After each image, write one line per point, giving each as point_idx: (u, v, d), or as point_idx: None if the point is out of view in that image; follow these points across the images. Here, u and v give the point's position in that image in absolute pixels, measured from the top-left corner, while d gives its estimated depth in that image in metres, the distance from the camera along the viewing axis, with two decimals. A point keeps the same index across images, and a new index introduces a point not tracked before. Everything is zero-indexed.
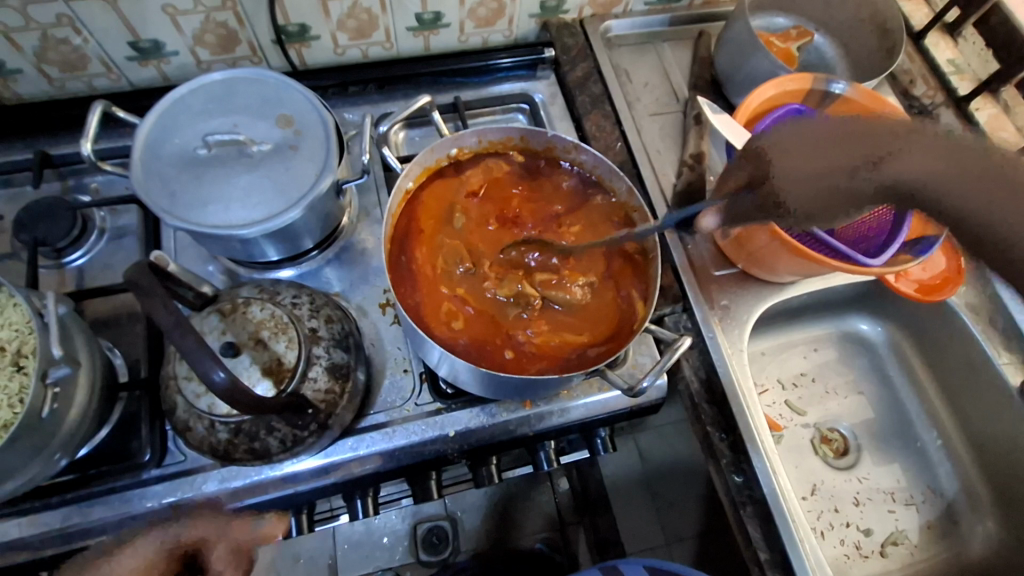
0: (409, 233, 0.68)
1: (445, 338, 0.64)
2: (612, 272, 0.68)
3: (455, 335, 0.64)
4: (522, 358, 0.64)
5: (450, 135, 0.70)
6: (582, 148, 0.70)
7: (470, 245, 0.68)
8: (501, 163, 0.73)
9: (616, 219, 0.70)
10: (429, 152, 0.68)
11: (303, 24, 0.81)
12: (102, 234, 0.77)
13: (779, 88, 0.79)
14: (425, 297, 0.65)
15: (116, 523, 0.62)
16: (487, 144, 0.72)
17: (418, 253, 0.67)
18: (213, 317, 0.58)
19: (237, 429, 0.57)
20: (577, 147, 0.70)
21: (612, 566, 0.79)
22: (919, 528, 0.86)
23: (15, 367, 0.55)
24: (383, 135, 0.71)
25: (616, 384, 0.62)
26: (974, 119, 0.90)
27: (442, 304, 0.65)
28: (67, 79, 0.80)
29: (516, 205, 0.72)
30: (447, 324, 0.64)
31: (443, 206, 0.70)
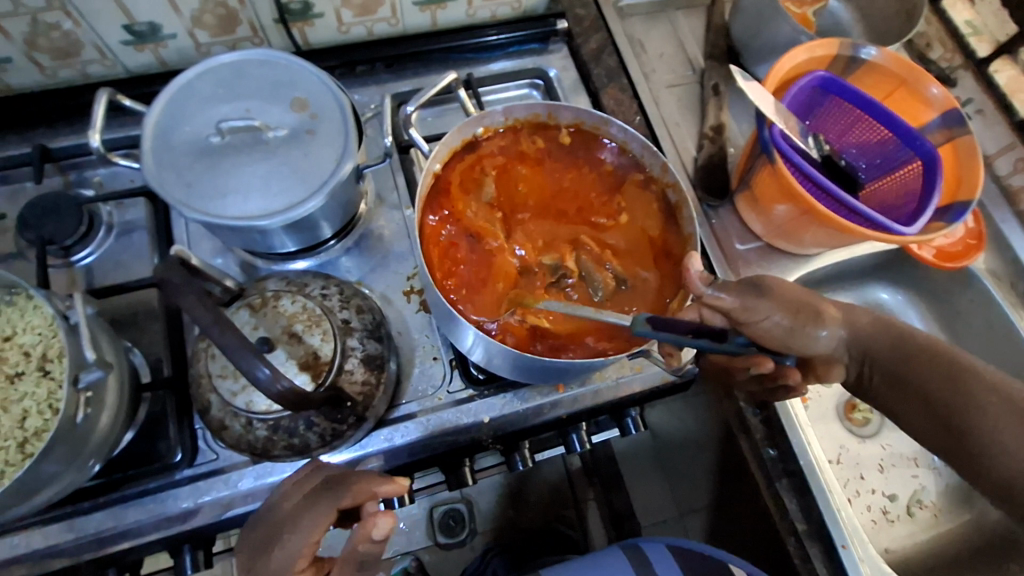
0: (439, 217, 0.67)
1: (484, 323, 0.62)
2: (650, 253, 0.67)
3: (496, 319, 0.62)
4: (564, 342, 0.62)
5: (477, 114, 0.68)
6: (610, 123, 0.68)
7: (500, 229, 0.67)
8: (529, 143, 0.71)
9: (648, 197, 0.69)
10: (456, 132, 0.66)
11: (307, 1, 0.77)
12: (111, 230, 0.74)
13: (809, 53, 0.77)
14: (462, 283, 0.64)
15: (152, 524, 0.61)
16: (513, 123, 0.70)
17: (451, 239, 0.66)
18: (244, 312, 0.56)
19: (276, 426, 0.56)
20: (604, 122, 0.69)
21: (634, 548, 0.82)
22: (940, 491, 0.88)
23: (42, 373, 0.53)
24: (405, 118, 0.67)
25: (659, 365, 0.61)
26: (993, 82, 0.89)
27: (479, 289, 0.64)
28: (60, 66, 0.76)
29: (548, 187, 0.70)
30: (486, 310, 0.63)
31: (474, 191, 0.68)
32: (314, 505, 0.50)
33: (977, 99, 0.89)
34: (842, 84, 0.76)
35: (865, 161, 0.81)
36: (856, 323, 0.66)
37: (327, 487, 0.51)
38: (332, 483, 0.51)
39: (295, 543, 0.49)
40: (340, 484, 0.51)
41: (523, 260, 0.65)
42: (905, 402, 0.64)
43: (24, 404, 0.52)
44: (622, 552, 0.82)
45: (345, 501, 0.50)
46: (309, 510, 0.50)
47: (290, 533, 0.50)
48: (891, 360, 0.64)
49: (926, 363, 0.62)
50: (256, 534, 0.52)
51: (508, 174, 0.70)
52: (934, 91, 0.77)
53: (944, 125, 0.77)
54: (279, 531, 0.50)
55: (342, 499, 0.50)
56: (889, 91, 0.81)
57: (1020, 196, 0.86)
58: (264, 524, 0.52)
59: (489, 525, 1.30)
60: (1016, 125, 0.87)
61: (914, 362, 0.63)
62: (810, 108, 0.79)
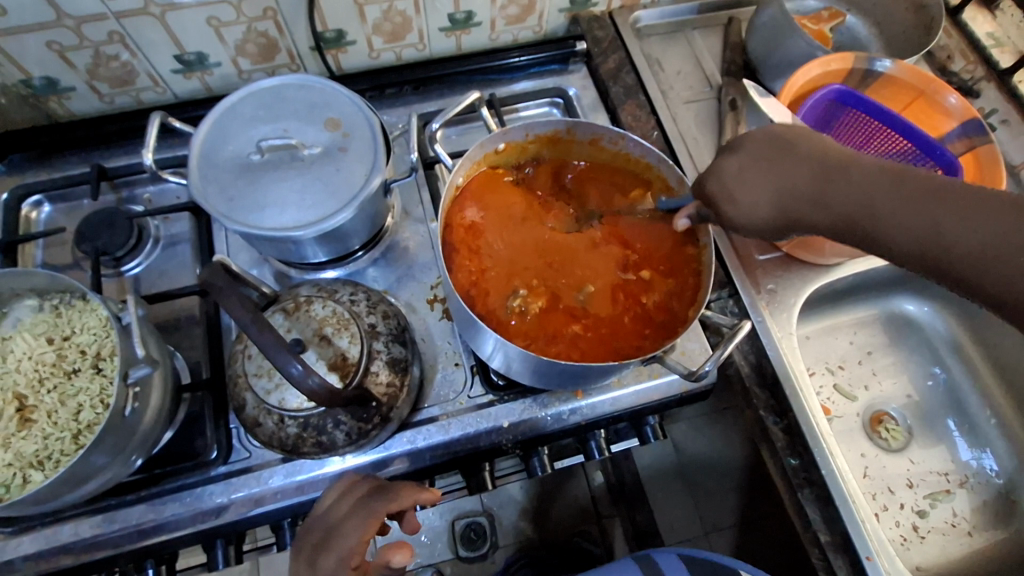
0: (469, 240, 0.69)
1: (534, 340, 0.64)
2: (664, 247, 0.70)
3: (546, 334, 0.65)
4: (613, 347, 0.65)
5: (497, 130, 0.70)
6: (626, 138, 0.70)
7: (510, 242, 0.69)
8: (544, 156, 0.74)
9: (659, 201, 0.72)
10: (479, 146, 0.69)
11: (341, 29, 0.83)
12: (157, 242, 0.79)
13: (824, 67, 0.79)
14: (503, 300, 0.66)
15: (188, 519, 0.65)
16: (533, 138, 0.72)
17: (484, 260, 0.68)
18: (279, 315, 0.60)
19: (306, 423, 0.59)
20: (621, 137, 0.70)
21: (645, 556, 0.81)
22: (974, 509, 0.85)
23: (95, 370, 0.58)
24: (431, 135, 0.70)
25: (676, 371, 0.62)
26: (1017, 92, 0.89)
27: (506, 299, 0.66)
28: (117, 94, 0.83)
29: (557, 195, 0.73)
30: (532, 327, 0.65)
31: (492, 208, 0.71)
32: (366, 507, 0.54)
33: (1001, 109, 0.89)
34: (859, 94, 0.77)
35: None
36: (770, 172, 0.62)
37: (375, 491, 0.55)
38: (378, 488, 0.56)
39: (349, 541, 0.52)
40: (387, 489, 0.55)
41: (562, 271, 0.68)
42: (781, 162, 0.62)
43: (78, 398, 0.56)
44: (635, 563, 0.80)
45: (394, 505, 0.54)
46: (362, 510, 0.54)
47: (343, 530, 0.53)
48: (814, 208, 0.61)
49: (841, 182, 0.60)
50: (311, 538, 0.54)
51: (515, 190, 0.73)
52: (952, 100, 0.78)
53: (965, 135, 0.78)
54: (333, 530, 0.53)
55: (391, 502, 0.54)
56: (907, 103, 0.82)
57: None
58: (319, 526, 0.55)
59: (509, 539, 1.30)
60: None
61: (807, 165, 0.61)
62: (827, 120, 0.80)
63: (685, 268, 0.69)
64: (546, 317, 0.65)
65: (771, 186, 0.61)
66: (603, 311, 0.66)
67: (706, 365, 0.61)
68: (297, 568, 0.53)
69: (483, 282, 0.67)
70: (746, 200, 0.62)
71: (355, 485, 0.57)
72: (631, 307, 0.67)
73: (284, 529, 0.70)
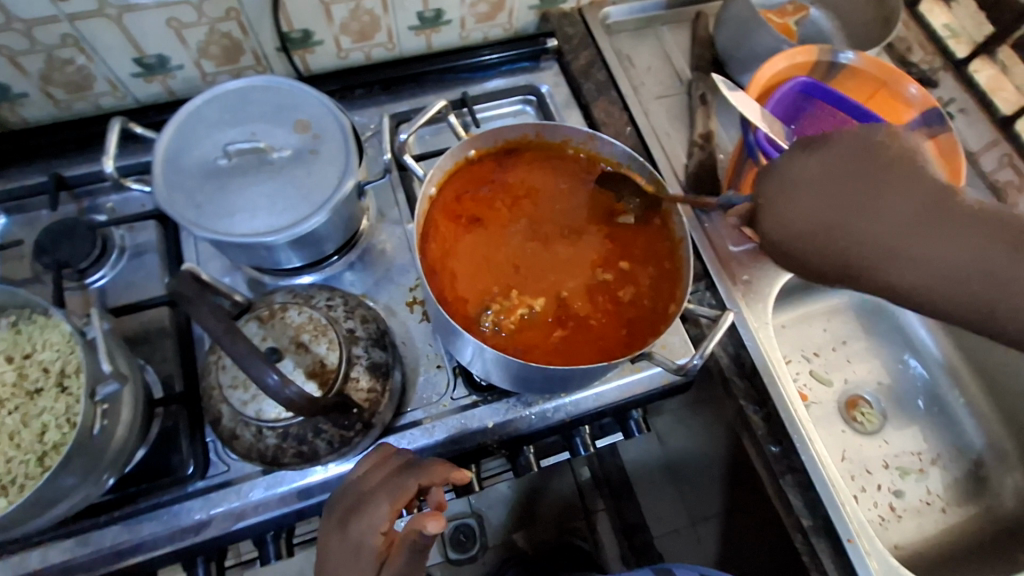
0: (441, 248, 0.68)
1: (514, 347, 0.64)
2: (639, 247, 0.71)
3: (524, 341, 0.64)
4: (594, 349, 0.65)
5: (466, 137, 0.71)
6: (595, 138, 0.71)
7: (485, 249, 0.69)
8: (517, 162, 0.74)
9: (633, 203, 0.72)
10: (448, 157, 0.70)
11: (307, 29, 0.81)
12: (123, 253, 0.76)
13: (789, 60, 0.80)
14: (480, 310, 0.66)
15: (166, 538, 0.63)
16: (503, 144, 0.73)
17: (459, 268, 0.68)
18: (254, 323, 0.58)
19: (285, 434, 0.57)
20: (591, 138, 0.72)
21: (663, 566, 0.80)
22: (947, 486, 0.88)
23: (59, 388, 0.55)
24: (401, 146, 0.71)
25: (664, 365, 0.62)
26: (973, 82, 0.92)
27: (483, 307, 0.65)
28: (73, 100, 0.80)
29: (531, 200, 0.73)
30: (512, 334, 0.64)
31: (466, 216, 0.71)
32: (396, 481, 0.53)
33: (958, 98, 0.92)
34: (824, 86, 0.79)
35: None
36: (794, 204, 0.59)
37: (407, 466, 0.55)
38: (410, 464, 0.55)
39: (380, 510, 0.52)
40: (418, 466, 0.55)
41: (536, 277, 0.68)
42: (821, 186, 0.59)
43: (43, 418, 0.54)
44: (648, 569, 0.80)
45: (424, 480, 0.54)
46: (392, 484, 0.54)
47: (373, 499, 0.53)
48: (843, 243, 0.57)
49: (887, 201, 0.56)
50: (341, 505, 0.54)
51: (489, 196, 0.72)
52: (913, 90, 0.80)
53: (925, 123, 0.79)
54: (363, 500, 0.53)
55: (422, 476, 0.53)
56: (870, 94, 0.84)
57: (1007, 190, 0.86)
58: (349, 494, 0.55)
59: (498, 541, 1.29)
60: (998, 122, 0.89)
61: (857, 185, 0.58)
62: (795, 113, 0.82)
63: (660, 267, 0.70)
64: (524, 324, 0.65)
65: (817, 212, 0.58)
66: (580, 315, 0.66)
67: (694, 358, 0.62)
68: (326, 530, 0.54)
69: (459, 290, 0.66)
70: (788, 212, 0.59)
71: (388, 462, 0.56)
72: (608, 309, 0.67)
73: (268, 543, 0.68)
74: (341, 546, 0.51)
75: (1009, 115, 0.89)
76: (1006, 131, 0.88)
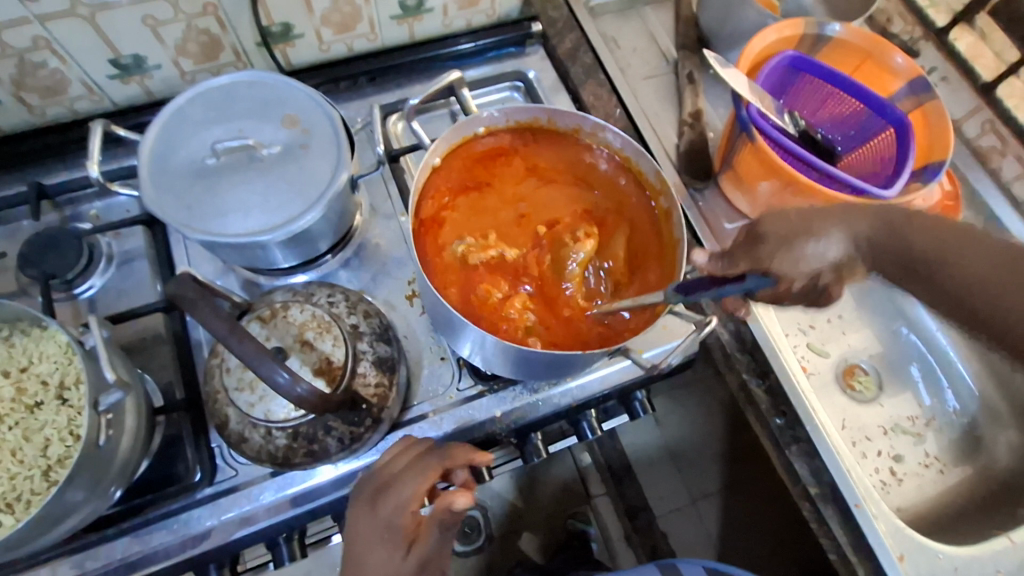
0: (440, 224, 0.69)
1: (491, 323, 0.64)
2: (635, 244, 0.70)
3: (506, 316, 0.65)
4: (574, 338, 0.65)
5: (474, 114, 0.70)
6: (605, 129, 0.70)
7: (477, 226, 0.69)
8: (522, 142, 0.73)
9: (637, 196, 0.72)
10: (456, 129, 0.69)
11: (287, 22, 0.79)
12: (111, 261, 0.75)
13: (778, 34, 0.80)
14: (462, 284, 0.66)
15: (177, 546, 0.62)
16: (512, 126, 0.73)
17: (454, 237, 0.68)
18: (255, 324, 0.57)
19: (295, 434, 0.57)
20: (601, 128, 0.70)
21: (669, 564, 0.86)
22: (944, 447, 0.90)
23: (60, 401, 0.54)
24: (408, 111, 0.73)
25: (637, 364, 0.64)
26: (954, 50, 0.93)
27: (467, 282, 0.66)
28: (48, 105, 0.77)
29: (532, 184, 0.73)
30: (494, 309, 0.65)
31: (462, 195, 0.71)
32: (422, 463, 0.56)
33: (940, 67, 0.93)
34: (811, 60, 0.79)
35: (840, 134, 0.84)
36: (836, 208, 0.56)
37: (430, 451, 0.58)
38: (434, 448, 0.58)
39: (409, 491, 0.55)
40: (443, 450, 0.58)
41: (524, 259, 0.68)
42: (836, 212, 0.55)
43: (45, 432, 0.52)
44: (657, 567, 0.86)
45: (449, 462, 0.57)
46: (420, 466, 0.57)
47: (401, 481, 0.56)
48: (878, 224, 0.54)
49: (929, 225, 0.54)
50: (368, 487, 0.57)
51: (489, 173, 0.72)
52: (899, 60, 0.80)
53: (912, 92, 0.80)
54: (390, 482, 0.56)
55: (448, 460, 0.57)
56: (856, 66, 0.84)
57: (990, 155, 0.90)
58: (375, 478, 0.57)
59: (504, 530, 1.31)
60: (981, 88, 0.90)
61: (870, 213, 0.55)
62: (783, 87, 0.82)
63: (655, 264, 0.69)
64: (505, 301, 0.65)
65: (863, 217, 0.55)
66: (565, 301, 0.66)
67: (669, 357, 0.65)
68: (355, 512, 0.57)
69: (444, 262, 0.67)
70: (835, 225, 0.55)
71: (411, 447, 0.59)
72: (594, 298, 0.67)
73: (280, 546, 0.67)
74: (375, 527, 0.55)
75: (991, 80, 0.90)
76: (989, 96, 0.90)
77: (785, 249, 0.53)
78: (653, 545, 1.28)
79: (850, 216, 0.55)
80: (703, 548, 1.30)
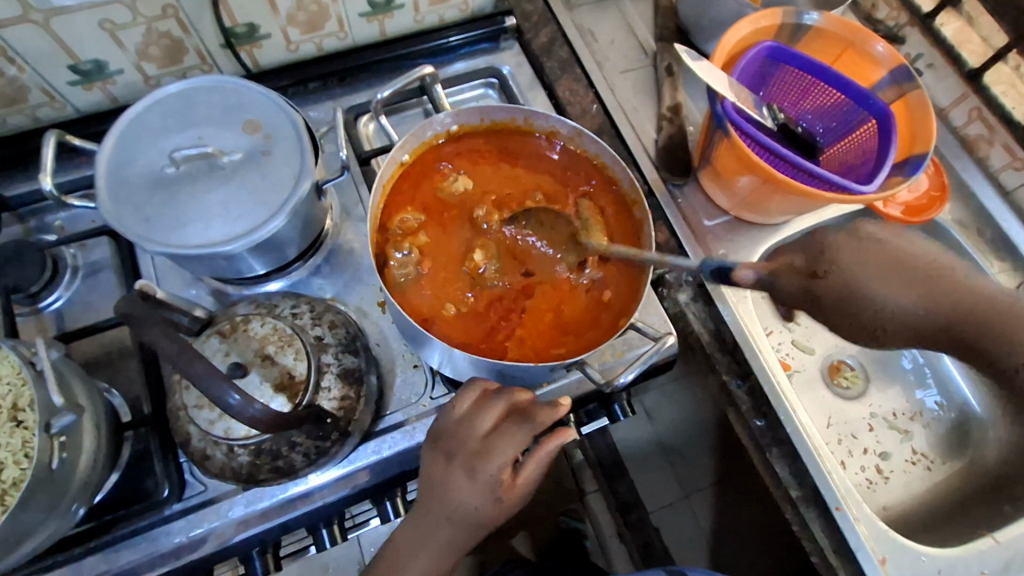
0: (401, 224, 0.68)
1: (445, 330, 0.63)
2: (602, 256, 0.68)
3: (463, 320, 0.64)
4: (523, 346, 0.63)
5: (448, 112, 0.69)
6: (583, 134, 0.69)
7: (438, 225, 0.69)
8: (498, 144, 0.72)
9: (611, 204, 0.71)
10: (425, 127, 0.68)
11: (252, 23, 0.77)
12: (76, 272, 0.73)
13: (754, 25, 0.78)
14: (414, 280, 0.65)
15: (146, 563, 0.61)
16: (485, 124, 0.71)
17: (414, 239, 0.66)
18: (215, 339, 0.56)
19: (258, 450, 0.55)
20: (578, 132, 0.69)
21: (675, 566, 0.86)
22: (932, 443, 0.89)
23: (14, 423, 0.52)
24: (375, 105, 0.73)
25: (593, 379, 0.63)
26: (940, 35, 0.90)
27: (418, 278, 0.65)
28: (8, 114, 0.75)
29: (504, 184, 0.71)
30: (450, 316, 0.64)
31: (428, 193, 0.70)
32: (515, 433, 0.56)
33: (927, 53, 0.91)
34: (790, 51, 0.76)
35: (822, 126, 0.81)
36: (887, 261, 0.56)
37: (518, 416, 0.57)
38: (520, 409, 0.57)
39: (504, 459, 0.55)
40: (530, 411, 0.57)
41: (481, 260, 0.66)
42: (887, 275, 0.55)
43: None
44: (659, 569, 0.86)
45: (537, 428, 0.56)
46: (508, 433, 0.56)
47: (497, 452, 0.55)
48: (913, 273, 0.55)
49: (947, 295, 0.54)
50: (458, 450, 0.57)
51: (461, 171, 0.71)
52: (880, 48, 0.78)
53: (894, 82, 0.78)
54: (484, 451, 0.56)
55: (540, 425, 0.56)
56: (837, 55, 0.82)
57: (978, 144, 0.88)
58: (458, 439, 0.57)
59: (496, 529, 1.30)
60: (967, 75, 0.88)
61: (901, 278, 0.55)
62: (762, 79, 0.80)
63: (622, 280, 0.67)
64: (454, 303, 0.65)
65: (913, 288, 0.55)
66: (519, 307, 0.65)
67: (623, 374, 0.63)
68: (450, 475, 0.56)
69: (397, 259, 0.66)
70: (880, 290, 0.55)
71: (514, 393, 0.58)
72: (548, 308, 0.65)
73: (254, 560, 0.66)
74: (467, 490, 0.56)
75: (978, 67, 0.87)
76: (976, 84, 0.87)
77: (843, 312, 0.56)
78: (645, 542, 1.26)
79: (897, 283, 0.55)
80: (696, 543, 1.29)
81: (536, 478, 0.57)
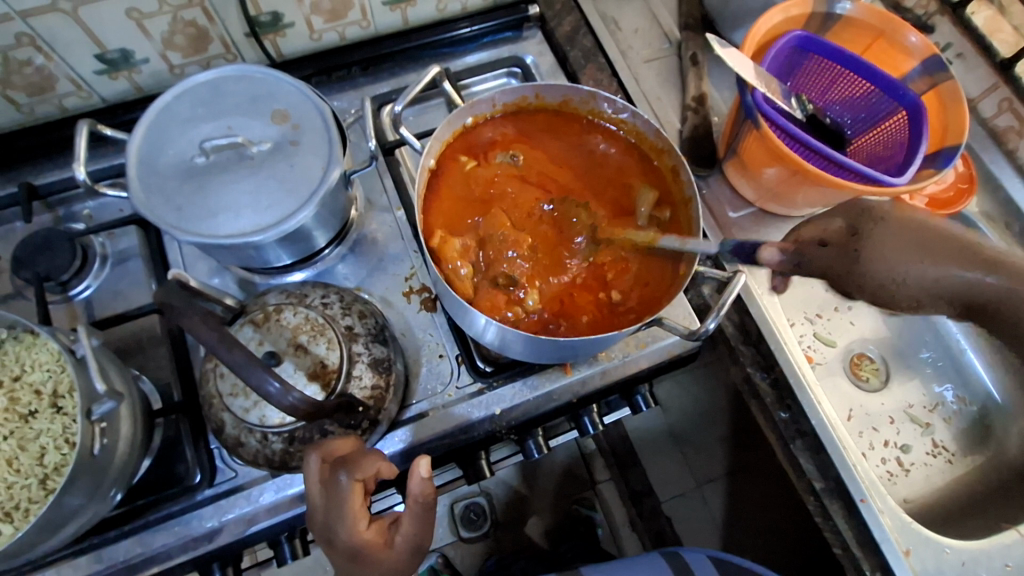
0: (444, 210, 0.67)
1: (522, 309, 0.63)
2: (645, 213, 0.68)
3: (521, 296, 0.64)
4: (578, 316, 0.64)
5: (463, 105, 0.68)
6: (597, 96, 0.69)
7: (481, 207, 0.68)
8: (519, 123, 0.72)
9: (643, 171, 0.71)
10: (446, 125, 0.67)
11: (276, 12, 0.77)
12: (105, 260, 0.74)
13: (785, 13, 0.76)
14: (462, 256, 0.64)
15: (179, 547, 0.62)
16: (501, 108, 0.71)
17: (467, 229, 0.67)
18: (248, 328, 0.57)
19: (291, 438, 0.56)
20: (592, 96, 0.69)
21: (674, 554, 0.88)
22: (954, 437, 0.89)
23: (54, 409, 0.54)
24: (396, 117, 0.68)
25: (675, 331, 0.60)
26: (971, 24, 0.88)
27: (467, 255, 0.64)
28: (37, 103, 0.75)
29: (534, 158, 0.71)
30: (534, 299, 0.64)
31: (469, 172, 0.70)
32: (333, 490, 0.51)
33: (956, 43, 0.89)
34: (820, 41, 0.75)
35: (850, 116, 0.81)
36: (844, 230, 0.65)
37: (337, 465, 0.51)
38: (344, 458, 0.52)
39: (349, 517, 0.50)
40: (351, 460, 0.52)
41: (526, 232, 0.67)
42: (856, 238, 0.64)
43: (40, 440, 0.53)
44: (663, 558, 0.88)
45: (357, 474, 0.51)
46: (335, 496, 0.51)
47: (335, 523, 0.51)
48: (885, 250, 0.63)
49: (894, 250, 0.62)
50: (317, 520, 0.52)
51: (491, 152, 0.71)
52: (913, 38, 0.77)
53: (926, 72, 0.77)
54: (330, 517, 0.51)
55: (355, 472, 0.51)
56: (867, 45, 0.81)
57: (1007, 135, 0.87)
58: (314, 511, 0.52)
59: (510, 516, 1.32)
60: (999, 65, 0.86)
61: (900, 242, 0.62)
62: (791, 69, 0.79)
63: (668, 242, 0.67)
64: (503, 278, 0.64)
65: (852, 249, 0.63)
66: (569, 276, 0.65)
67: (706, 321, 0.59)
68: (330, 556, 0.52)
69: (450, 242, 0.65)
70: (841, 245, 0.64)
71: (332, 445, 0.53)
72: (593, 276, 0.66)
73: (283, 545, 0.68)
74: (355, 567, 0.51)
75: (1009, 57, 0.86)
76: (1007, 73, 0.86)
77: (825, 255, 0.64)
78: (658, 531, 1.27)
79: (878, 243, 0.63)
80: (708, 532, 1.30)
81: (418, 534, 0.52)
